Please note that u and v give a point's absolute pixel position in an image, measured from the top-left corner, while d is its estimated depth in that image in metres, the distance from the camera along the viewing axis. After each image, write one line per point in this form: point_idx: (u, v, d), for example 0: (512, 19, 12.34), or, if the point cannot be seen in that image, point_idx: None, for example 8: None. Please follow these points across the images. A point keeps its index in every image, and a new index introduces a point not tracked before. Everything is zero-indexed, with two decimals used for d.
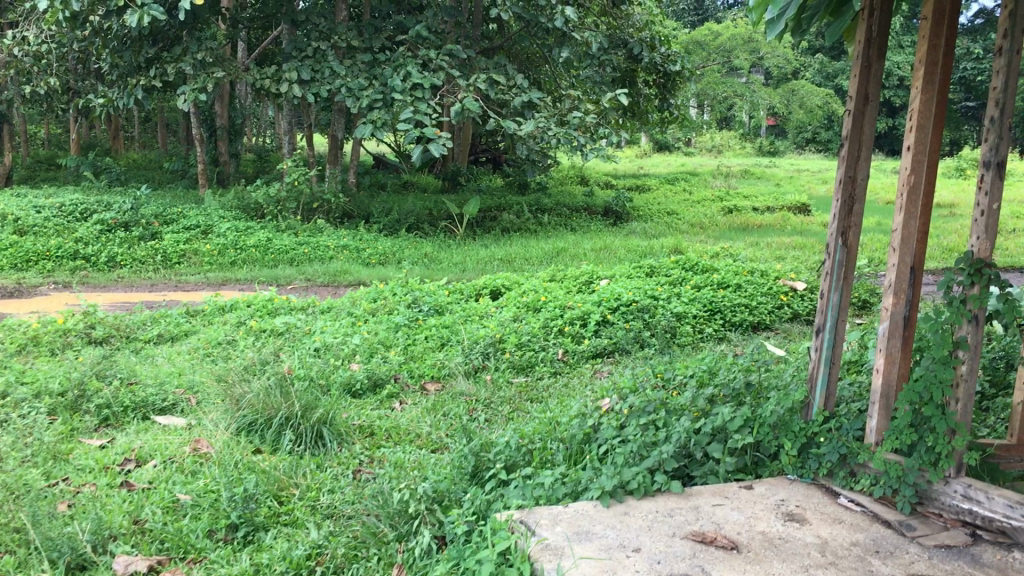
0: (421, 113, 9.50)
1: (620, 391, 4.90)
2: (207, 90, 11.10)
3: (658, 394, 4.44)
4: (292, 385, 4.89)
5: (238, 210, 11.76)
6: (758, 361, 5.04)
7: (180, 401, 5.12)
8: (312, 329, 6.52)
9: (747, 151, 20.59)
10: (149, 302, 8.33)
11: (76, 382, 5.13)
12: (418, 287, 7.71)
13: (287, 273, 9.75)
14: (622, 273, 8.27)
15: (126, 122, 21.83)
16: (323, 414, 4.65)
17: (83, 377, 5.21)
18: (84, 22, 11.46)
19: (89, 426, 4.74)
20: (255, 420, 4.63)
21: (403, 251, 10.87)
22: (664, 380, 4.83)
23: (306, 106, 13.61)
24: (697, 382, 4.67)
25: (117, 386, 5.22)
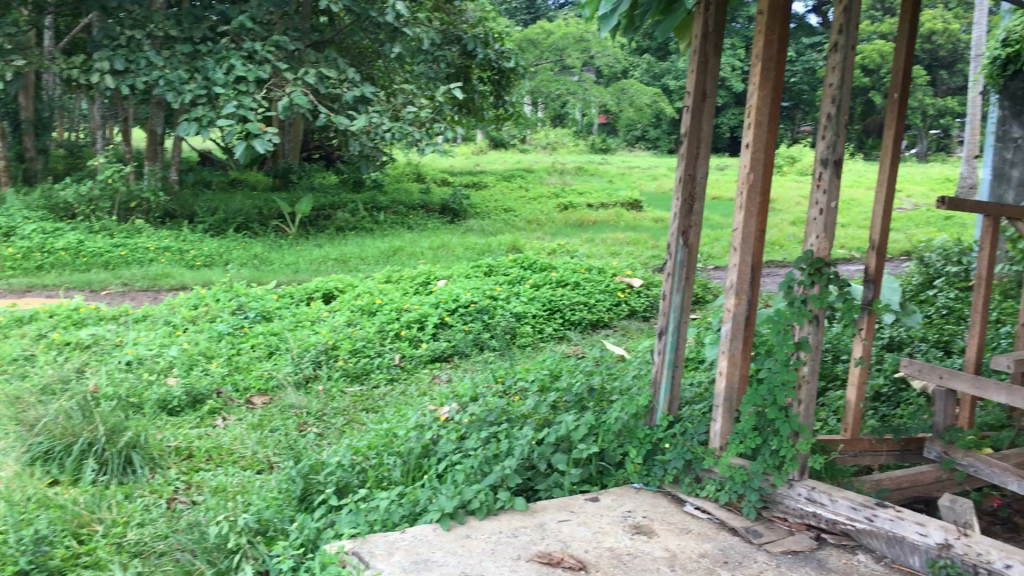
0: (245, 107, 9.02)
1: (460, 399, 4.69)
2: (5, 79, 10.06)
3: (499, 401, 4.25)
4: (96, 407, 4.40)
5: (44, 210, 10.78)
6: (599, 363, 4.96)
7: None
8: (122, 341, 5.96)
9: (580, 148, 20.69)
10: None
11: None
12: (244, 292, 7.23)
13: (100, 277, 9.00)
14: (460, 273, 8.07)
15: None
16: (134, 439, 4.22)
17: None
18: None
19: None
20: (50, 448, 4.12)
21: (230, 252, 10.29)
22: (505, 386, 4.66)
23: (122, 99, 12.68)
24: (539, 387, 4.53)
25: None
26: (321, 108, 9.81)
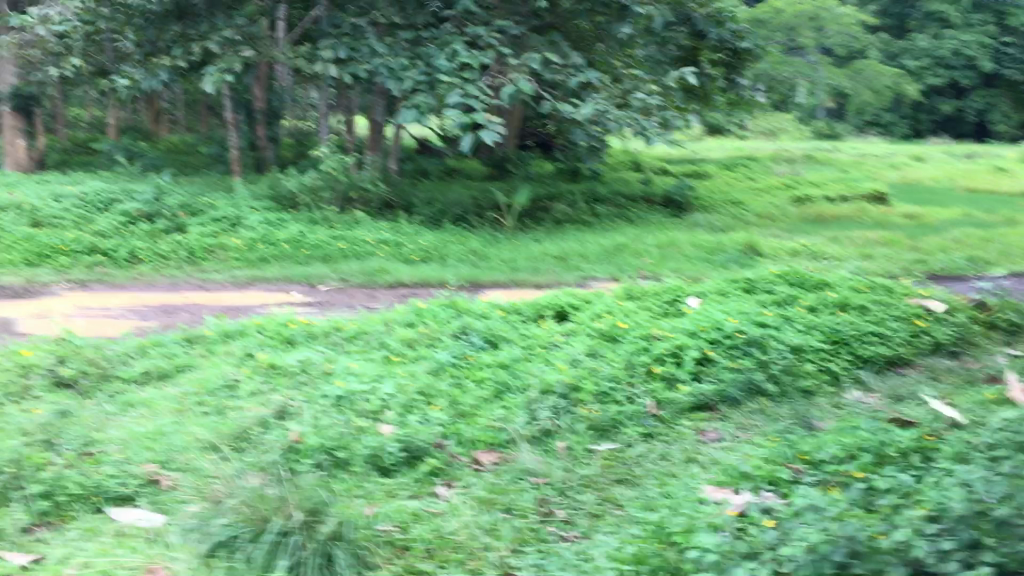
0: (469, 95, 11.40)
1: (770, 490, 3.52)
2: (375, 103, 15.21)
3: (848, 520, 3.00)
4: (300, 482, 3.38)
5: (319, 222, 13.74)
6: (926, 433, 3.97)
7: (108, 449, 3.83)
8: (330, 367, 4.91)
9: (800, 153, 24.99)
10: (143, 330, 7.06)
11: (10, 459, 3.56)
12: (465, 306, 6.09)
13: (407, 272, 11.79)
14: (714, 289, 6.70)
15: (198, 107, 22.48)
16: (339, 514, 3.15)
17: (23, 447, 3.70)
18: (193, 14, 12.68)
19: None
20: (197, 530, 3.09)
21: (451, 246, 13.31)
22: (815, 472, 3.62)
23: (347, 89, 15.77)
24: (894, 497, 3.21)
25: (31, 447, 3.75)
26: (548, 95, 12.02)
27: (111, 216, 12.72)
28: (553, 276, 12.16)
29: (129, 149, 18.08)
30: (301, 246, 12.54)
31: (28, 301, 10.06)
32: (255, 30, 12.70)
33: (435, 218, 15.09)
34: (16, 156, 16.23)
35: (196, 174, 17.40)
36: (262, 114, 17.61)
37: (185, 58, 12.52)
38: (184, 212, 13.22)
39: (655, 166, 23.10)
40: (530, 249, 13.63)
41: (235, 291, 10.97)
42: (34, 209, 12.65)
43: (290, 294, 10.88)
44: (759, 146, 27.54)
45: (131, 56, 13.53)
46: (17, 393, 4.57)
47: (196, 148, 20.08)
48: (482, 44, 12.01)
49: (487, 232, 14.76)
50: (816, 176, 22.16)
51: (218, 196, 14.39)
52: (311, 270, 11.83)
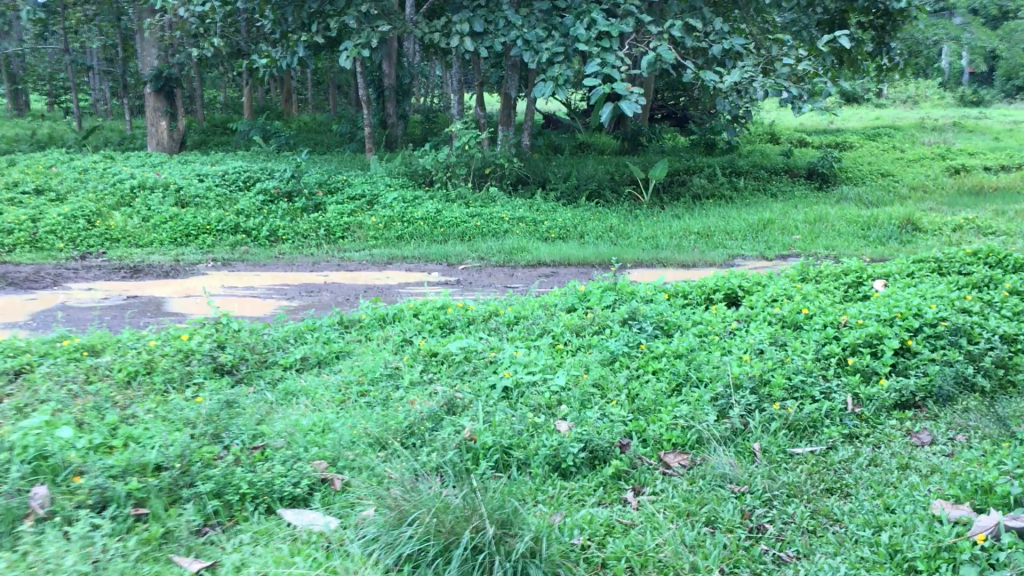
0: (607, 65, 10.87)
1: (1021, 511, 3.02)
2: (508, 76, 14.87)
3: None
4: (482, 490, 3.09)
5: (454, 198, 13.58)
6: None
7: (273, 443, 3.64)
8: (495, 354, 4.65)
9: (947, 122, 23.59)
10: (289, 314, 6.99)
11: (178, 452, 3.41)
12: (628, 289, 5.71)
13: (546, 249, 11.46)
14: (900, 271, 6.08)
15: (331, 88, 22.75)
16: (530, 525, 2.90)
17: (192, 441, 3.54)
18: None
19: (119, 518, 3.07)
20: (378, 539, 2.87)
21: (589, 223, 12.89)
22: None
23: (478, 64, 15.51)
24: None
25: (200, 440, 3.60)
26: (690, 63, 11.43)
27: (252, 194, 12.85)
28: (698, 254, 11.59)
29: (265, 128, 18.36)
30: (438, 224, 12.37)
31: (176, 279, 10.22)
32: (389, 6, 12.55)
33: (570, 194, 14.67)
34: (160, 137, 16.66)
35: (331, 152, 17.54)
36: (393, 92, 17.60)
37: (322, 34, 12.46)
38: (321, 190, 13.25)
39: (793, 137, 22.03)
40: (671, 225, 13.07)
41: (374, 270, 10.88)
42: (179, 189, 12.91)
43: (428, 273, 10.71)
44: (901, 114, 26.03)
45: (269, 36, 13.63)
46: (179, 379, 4.46)
47: (328, 127, 20.27)
48: (620, 12, 11.40)
49: (624, 208, 14.26)
50: (969, 145, 20.70)
51: (353, 174, 14.38)
52: (448, 248, 11.63)
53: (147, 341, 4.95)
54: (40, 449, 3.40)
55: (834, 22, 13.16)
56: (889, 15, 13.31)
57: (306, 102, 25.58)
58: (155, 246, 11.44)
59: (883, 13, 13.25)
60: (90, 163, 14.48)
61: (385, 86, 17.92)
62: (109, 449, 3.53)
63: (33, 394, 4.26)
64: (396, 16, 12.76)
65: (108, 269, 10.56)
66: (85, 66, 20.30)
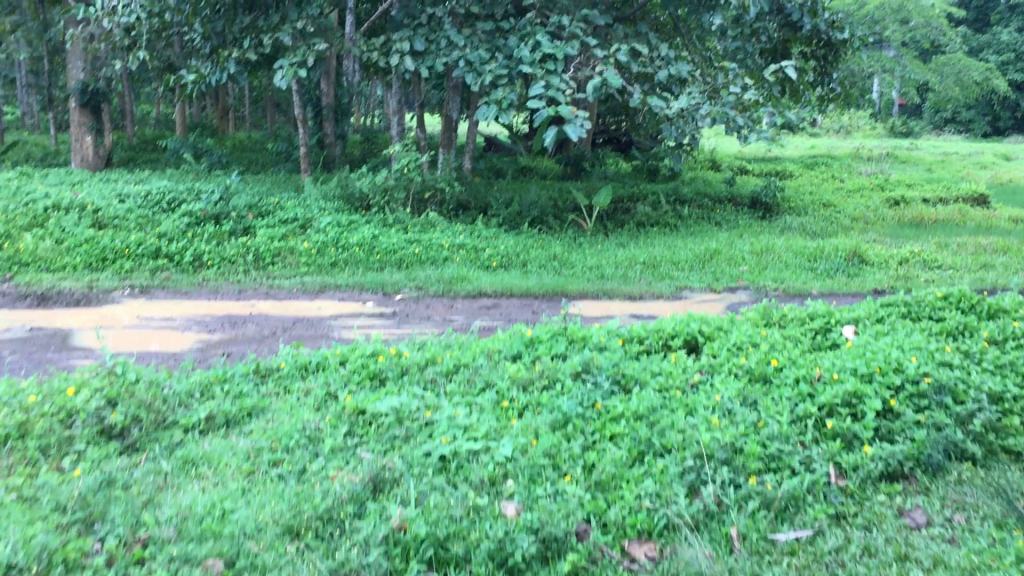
0: (553, 88, 10.40)
1: None
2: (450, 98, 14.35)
3: None
4: None
5: (390, 223, 12.97)
6: None
7: (160, 535, 3.05)
8: (431, 417, 4.07)
9: (883, 153, 23.73)
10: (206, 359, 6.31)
11: (33, 551, 2.79)
12: (580, 335, 5.17)
13: (487, 279, 10.91)
14: (868, 317, 5.64)
15: (267, 106, 21.97)
16: None
17: (54, 535, 2.93)
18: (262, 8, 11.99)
19: None
20: None
21: (533, 251, 12.36)
22: None
23: (419, 85, 14.95)
24: None
25: (65, 534, 2.98)
26: (636, 88, 11.04)
27: (176, 216, 12.06)
28: (645, 285, 11.14)
29: (196, 146, 17.55)
30: (374, 251, 11.74)
31: (88, 308, 9.42)
32: (326, 22, 11.91)
33: (513, 220, 14.15)
34: (84, 153, 15.72)
35: (263, 173, 16.79)
36: (331, 112, 16.96)
37: (254, 50, 11.81)
38: (251, 213, 12.52)
39: (734, 165, 21.89)
40: (616, 255, 12.62)
41: (305, 299, 10.20)
42: (97, 210, 12.07)
43: (363, 303, 10.07)
44: (837, 144, 26.13)
45: (199, 51, 12.91)
46: (56, 446, 3.82)
47: (262, 146, 19.51)
48: (565, 35, 10.97)
49: (567, 236, 13.78)
50: (906, 176, 20.75)
51: (285, 196, 13.68)
52: (384, 277, 11.00)
53: (29, 396, 4.26)
54: None
55: (779, 51, 12.93)
56: (833, 45, 13.06)
57: (242, 119, 24.74)
58: (67, 271, 10.59)
59: (825, 44, 12.98)
60: (3, 181, 13.53)
61: (322, 105, 17.28)
62: None
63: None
64: (332, 33, 12.18)
65: (13, 297, 9.68)
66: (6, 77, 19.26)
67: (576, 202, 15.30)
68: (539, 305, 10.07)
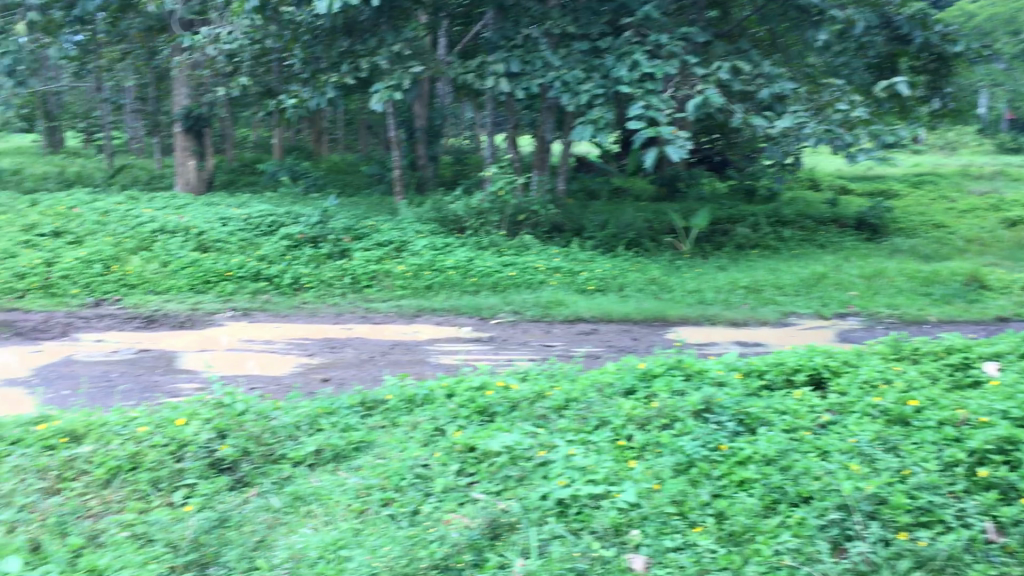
0: (653, 108, 10.16)
1: None
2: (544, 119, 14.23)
3: None
4: None
5: (485, 245, 12.87)
6: None
7: None
8: (546, 457, 3.87)
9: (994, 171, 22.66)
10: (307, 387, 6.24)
11: None
12: (696, 369, 4.89)
13: (584, 303, 10.68)
14: (1009, 351, 5.21)
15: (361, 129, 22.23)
16: None
17: None
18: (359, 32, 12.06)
19: None
20: None
21: (630, 275, 12.08)
22: None
23: (513, 106, 14.86)
24: None
25: None
26: (737, 107, 10.71)
27: (275, 239, 12.20)
28: (748, 310, 10.74)
29: (293, 168, 17.83)
30: (470, 274, 11.64)
31: (192, 330, 9.54)
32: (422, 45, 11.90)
33: (608, 242, 13.90)
34: (188, 177, 16.11)
35: (358, 195, 16.93)
36: (424, 134, 17.03)
37: (352, 75, 11.89)
38: (348, 236, 12.58)
39: (835, 185, 21.19)
40: (717, 279, 12.23)
41: (401, 323, 10.12)
42: (200, 232, 12.30)
43: (459, 328, 9.94)
44: (942, 162, 25.09)
45: (298, 76, 13.07)
46: (167, 480, 3.74)
47: (357, 168, 19.73)
48: (664, 54, 10.71)
49: (665, 259, 13.45)
50: (1019, 195, 19.74)
51: (381, 219, 13.72)
52: (481, 300, 10.88)
53: (140, 425, 4.22)
54: None
55: (887, 66, 12.40)
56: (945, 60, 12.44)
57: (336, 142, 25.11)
58: (172, 293, 10.78)
59: (936, 58, 12.33)
60: (112, 204, 13.92)
61: (416, 128, 17.35)
62: None
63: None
64: (428, 56, 12.17)
65: (121, 318, 9.86)
66: (116, 104, 19.95)
67: (673, 223, 14.95)
68: (639, 331, 9.79)
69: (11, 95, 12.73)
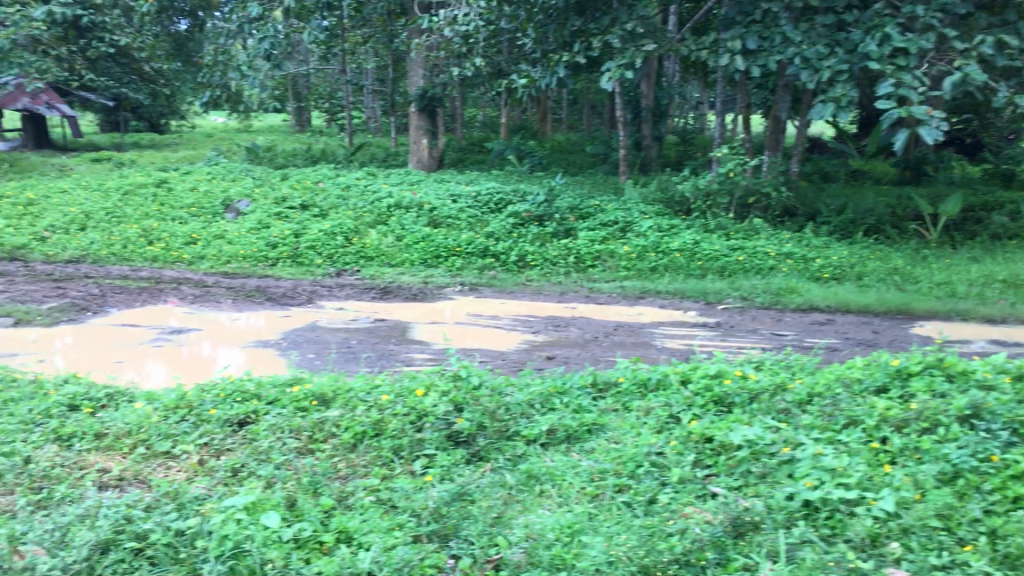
0: (904, 86, 9.38)
1: None
2: (780, 97, 13.56)
3: None
4: None
5: (712, 228, 12.49)
6: None
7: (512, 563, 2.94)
8: (791, 454, 3.65)
9: None
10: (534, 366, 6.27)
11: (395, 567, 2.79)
12: (960, 372, 4.45)
13: (818, 292, 10.13)
14: None
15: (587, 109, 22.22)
16: None
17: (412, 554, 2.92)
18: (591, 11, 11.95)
19: None
20: None
21: (869, 263, 11.33)
22: None
23: (747, 84, 14.27)
24: None
25: (423, 550, 2.97)
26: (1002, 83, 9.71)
27: (503, 217, 12.42)
28: (1007, 306, 9.78)
29: (520, 147, 18.10)
30: (697, 257, 11.34)
31: (423, 303, 9.88)
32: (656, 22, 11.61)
33: (845, 228, 13.11)
34: (421, 155, 16.74)
35: (583, 174, 16.93)
36: (650, 113, 16.75)
37: (583, 54, 11.81)
38: (574, 215, 12.60)
39: None
40: (969, 270, 11.23)
41: (625, 305, 10.01)
42: (433, 209, 12.72)
43: (685, 312, 9.70)
44: None
45: (530, 55, 13.16)
46: (408, 449, 3.85)
47: (582, 147, 19.75)
48: (920, 27, 9.82)
49: (909, 247, 12.52)
50: None
51: (606, 199, 13.64)
52: (707, 284, 10.58)
53: (382, 394, 4.37)
54: (241, 545, 2.94)
55: None
56: None
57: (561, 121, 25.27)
58: (405, 266, 11.23)
59: None
60: (353, 179, 14.68)
61: (642, 107, 17.08)
62: (321, 546, 3.00)
63: (252, 452, 3.76)
64: (660, 34, 11.86)
65: (359, 288, 10.36)
66: (358, 85, 21.01)
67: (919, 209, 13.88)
68: (880, 324, 9.16)
69: (267, 77, 13.66)
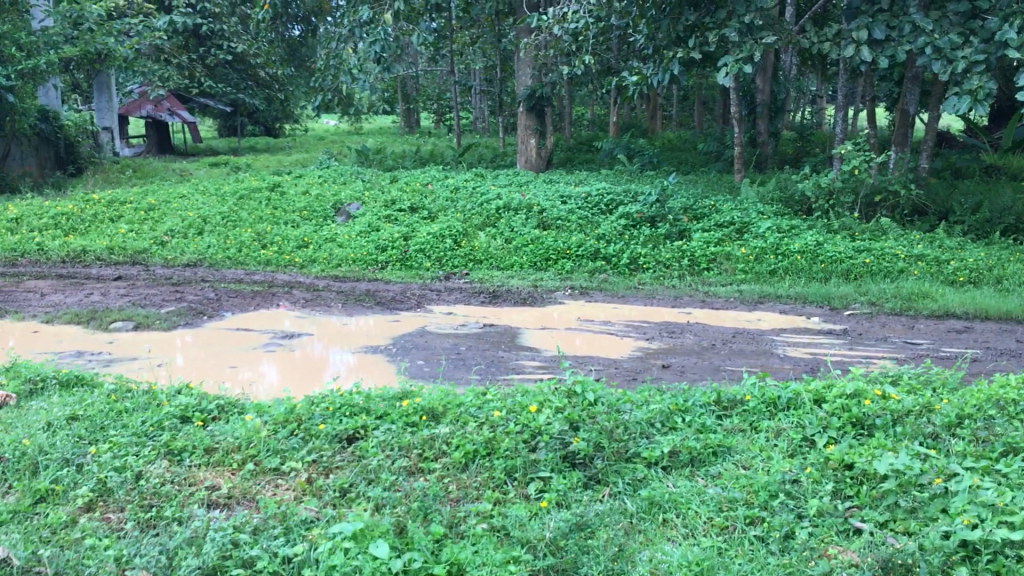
0: None
1: None
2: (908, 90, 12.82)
3: None
4: None
5: (834, 228, 11.92)
6: None
7: None
8: (945, 487, 3.29)
9: None
10: (651, 375, 5.99)
11: None
12: None
13: (954, 296, 9.49)
14: None
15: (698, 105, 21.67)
16: None
17: None
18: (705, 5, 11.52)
19: None
20: None
21: (1008, 265, 10.58)
22: None
23: (871, 76, 13.56)
24: None
25: None
26: None
27: (614, 218, 12.13)
28: None
29: (630, 146, 17.75)
30: (818, 259, 10.81)
31: (533, 307, 9.70)
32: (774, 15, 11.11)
33: (980, 228, 12.31)
34: (529, 155, 16.58)
35: (695, 173, 16.46)
36: (767, 109, 16.14)
37: (698, 49, 11.40)
38: (687, 216, 12.22)
39: None
40: None
41: (743, 310, 9.60)
42: (542, 210, 12.53)
43: (807, 318, 9.23)
44: None
45: (642, 52, 12.82)
46: (522, 470, 3.65)
47: (693, 145, 19.25)
48: None
49: None
50: None
51: (721, 198, 13.19)
52: (831, 288, 10.06)
53: (495, 410, 4.18)
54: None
55: None
56: None
57: (670, 118, 24.75)
58: (514, 270, 11.08)
59: None
60: (462, 181, 14.63)
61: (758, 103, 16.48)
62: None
63: (361, 471, 3.63)
64: (778, 26, 11.34)
65: (468, 292, 10.25)
66: (466, 86, 21.01)
67: None
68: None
69: (378, 81, 13.72)
